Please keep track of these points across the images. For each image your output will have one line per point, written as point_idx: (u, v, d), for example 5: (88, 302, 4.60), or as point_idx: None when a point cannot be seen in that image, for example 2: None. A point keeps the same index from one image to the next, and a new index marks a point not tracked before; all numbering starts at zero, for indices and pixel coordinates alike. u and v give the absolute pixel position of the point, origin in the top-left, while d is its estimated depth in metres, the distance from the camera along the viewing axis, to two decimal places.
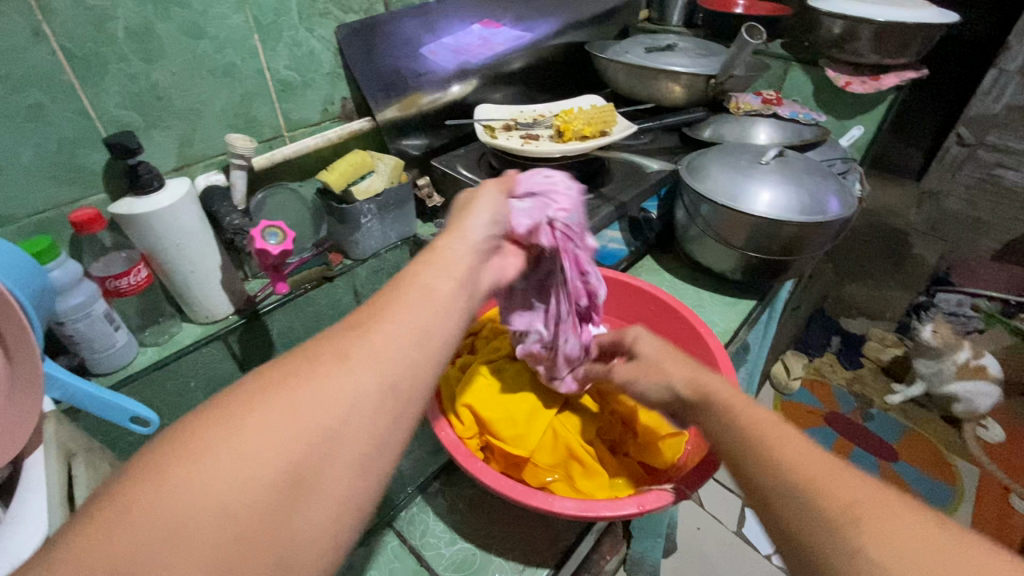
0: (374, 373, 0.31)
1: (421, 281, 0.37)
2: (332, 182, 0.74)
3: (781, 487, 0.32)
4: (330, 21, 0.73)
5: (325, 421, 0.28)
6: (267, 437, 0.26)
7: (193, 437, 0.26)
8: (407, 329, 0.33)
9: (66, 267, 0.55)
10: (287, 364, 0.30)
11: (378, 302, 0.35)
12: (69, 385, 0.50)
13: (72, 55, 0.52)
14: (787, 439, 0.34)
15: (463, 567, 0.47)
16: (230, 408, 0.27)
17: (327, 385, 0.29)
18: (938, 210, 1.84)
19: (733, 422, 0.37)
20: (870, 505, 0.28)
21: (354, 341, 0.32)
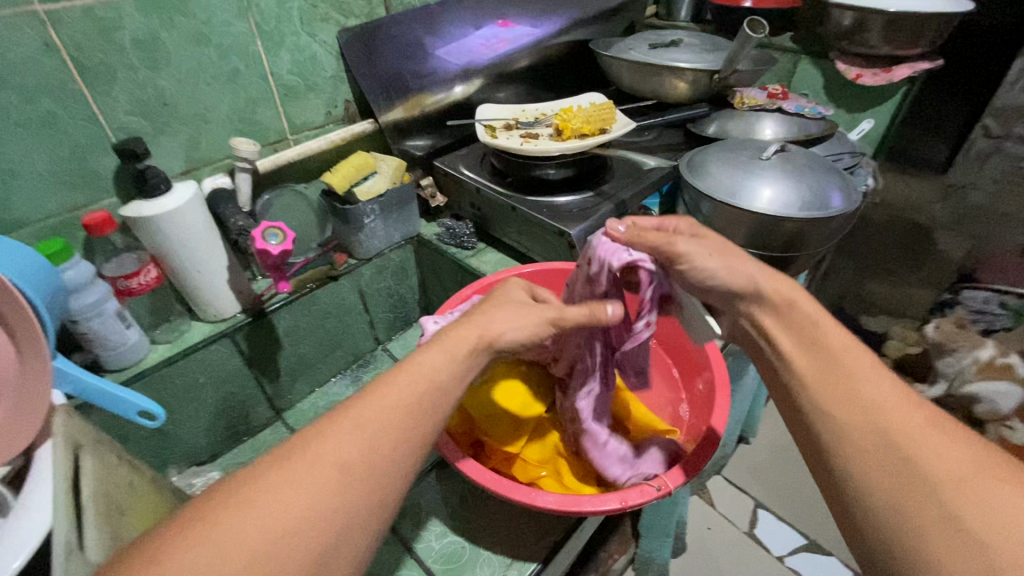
0: (363, 491, 0.31)
1: (420, 376, 0.37)
2: (335, 183, 0.76)
3: (877, 445, 0.35)
4: (331, 26, 0.74)
5: (316, 523, 0.29)
6: (250, 563, 0.27)
7: (195, 527, 0.27)
8: (400, 438, 0.34)
9: (78, 268, 0.58)
10: (275, 468, 0.31)
11: (375, 397, 0.35)
12: (79, 380, 0.52)
13: (82, 65, 0.54)
14: (888, 398, 0.37)
15: (452, 561, 0.48)
16: (212, 526, 0.27)
17: (316, 500, 0.30)
18: (963, 205, 1.61)
19: (826, 371, 0.39)
20: (968, 473, 0.32)
21: (357, 435, 0.33)
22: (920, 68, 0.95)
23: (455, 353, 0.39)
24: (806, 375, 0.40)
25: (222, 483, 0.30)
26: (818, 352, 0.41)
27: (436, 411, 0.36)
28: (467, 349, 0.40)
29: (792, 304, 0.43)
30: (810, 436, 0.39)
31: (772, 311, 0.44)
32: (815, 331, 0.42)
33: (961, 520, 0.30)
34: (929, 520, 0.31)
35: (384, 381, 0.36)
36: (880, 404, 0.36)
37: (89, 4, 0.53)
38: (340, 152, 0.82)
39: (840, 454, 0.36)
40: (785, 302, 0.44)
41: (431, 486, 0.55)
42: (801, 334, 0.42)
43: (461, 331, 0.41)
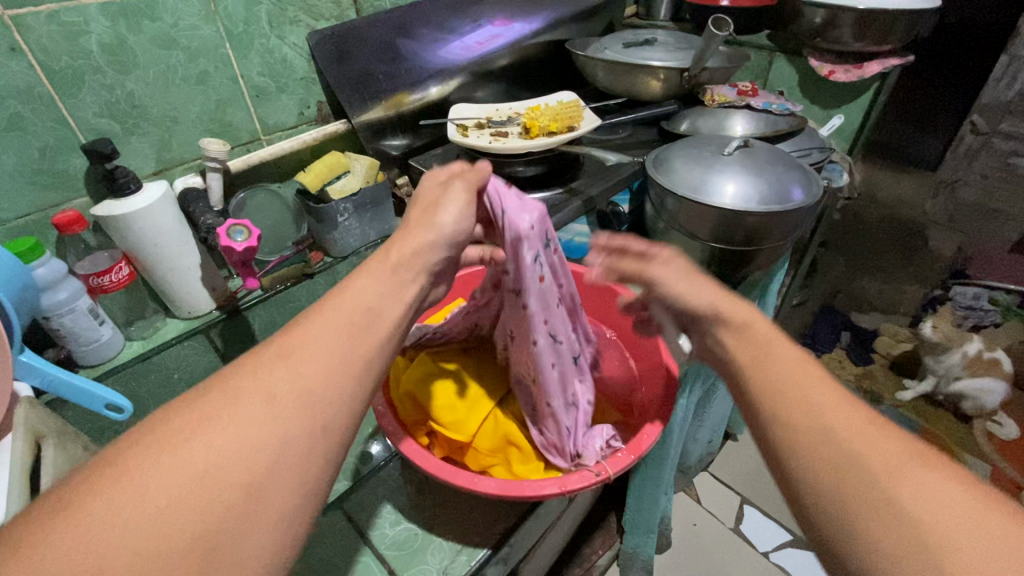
0: (301, 412, 0.31)
1: (353, 300, 0.37)
2: (308, 183, 0.77)
3: (817, 438, 0.34)
4: (301, 28, 0.76)
5: (263, 443, 0.29)
6: (185, 487, 0.26)
7: (127, 462, 0.27)
8: (333, 364, 0.33)
9: (50, 265, 0.59)
10: (197, 408, 0.29)
11: (299, 331, 0.35)
12: (48, 373, 0.54)
13: (49, 68, 0.56)
14: (828, 394, 0.36)
15: (405, 546, 0.49)
16: (125, 470, 0.26)
17: (247, 433, 0.29)
18: (955, 201, 1.71)
19: (761, 371, 0.39)
20: (907, 461, 0.31)
21: (288, 364, 0.32)
22: (891, 64, 0.96)
23: (390, 278, 0.39)
24: (751, 378, 0.39)
25: (134, 432, 0.28)
26: (759, 364, 0.40)
27: (372, 334, 0.36)
28: (391, 267, 0.40)
29: (746, 325, 0.43)
30: (759, 433, 0.38)
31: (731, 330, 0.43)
32: (764, 345, 0.41)
33: (900, 505, 0.29)
34: (870, 508, 0.30)
35: (310, 315, 0.36)
36: (821, 401, 0.35)
37: (54, 9, 0.55)
38: (314, 153, 0.83)
39: (785, 449, 0.35)
40: (742, 322, 0.43)
41: (391, 474, 0.56)
42: (748, 352, 0.41)
43: (396, 252, 0.41)
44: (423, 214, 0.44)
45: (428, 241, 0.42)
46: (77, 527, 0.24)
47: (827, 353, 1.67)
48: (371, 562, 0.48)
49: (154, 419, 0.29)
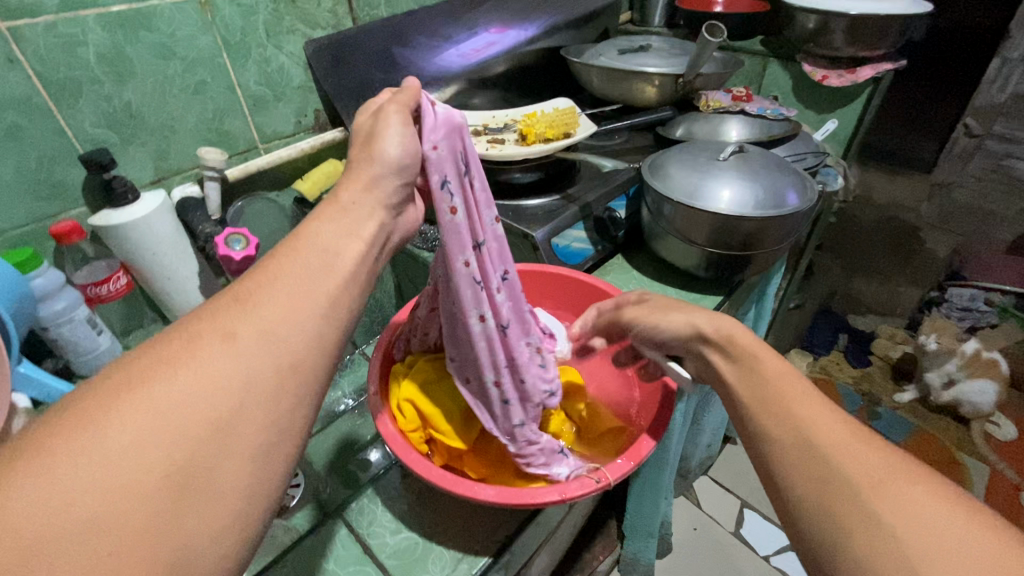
0: (264, 354, 0.30)
1: (314, 244, 0.35)
2: (305, 191, 0.77)
3: (803, 454, 0.34)
4: (298, 38, 0.76)
5: (229, 385, 0.28)
6: (148, 425, 0.26)
7: (86, 406, 0.26)
8: (293, 304, 0.32)
9: (48, 275, 0.59)
10: (156, 353, 0.29)
11: (259, 275, 0.33)
12: (47, 384, 0.54)
13: (46, 79, 0.56)
14: (814, 412, 0.36)
15: (405, 556, 0.49)
16: (85, 413, 0.25)
17: (209, 378, 0.28)
18: (949, 201, 1.81)
19: (750, 388, 0.41)
20: (891, 475, 0.31)
21: (247, 310, 0.31)
22: (883, 69, 0.97)
23: (343, 218, 0.37)
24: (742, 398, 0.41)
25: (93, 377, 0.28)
26: (751, 387, 0.41)
27: (335, 272, 0.35)
28: (341, 210, 0.38)
29: (733, 341, 0.44)
30: (753, 450, 0.39)
31: (719, 348, 0.45)
32: (754, 364, 0.42)
33: (881, 519, 0.29)
34: (851, 521, 0.30)
35: (272, 258, 0.35)
36: (809, 421, 0.36)
37: (51, 20, 0.55)
38: (311, 160, 0.84)
39: (779, 469, 0.35)
40: (726, 339, 0.45)
41: (390, 482, 0.56)
42: (740, 376, 0.42)
43: (346, 192, 0.39)
44: (362, 148, 0.40)
45: (377, 172, 0.39)
46: (40, 469, 0.23)
47: (824, 357, 1.63)
48: (371, 571, 0.48)
49: (113, 365, 0.28)
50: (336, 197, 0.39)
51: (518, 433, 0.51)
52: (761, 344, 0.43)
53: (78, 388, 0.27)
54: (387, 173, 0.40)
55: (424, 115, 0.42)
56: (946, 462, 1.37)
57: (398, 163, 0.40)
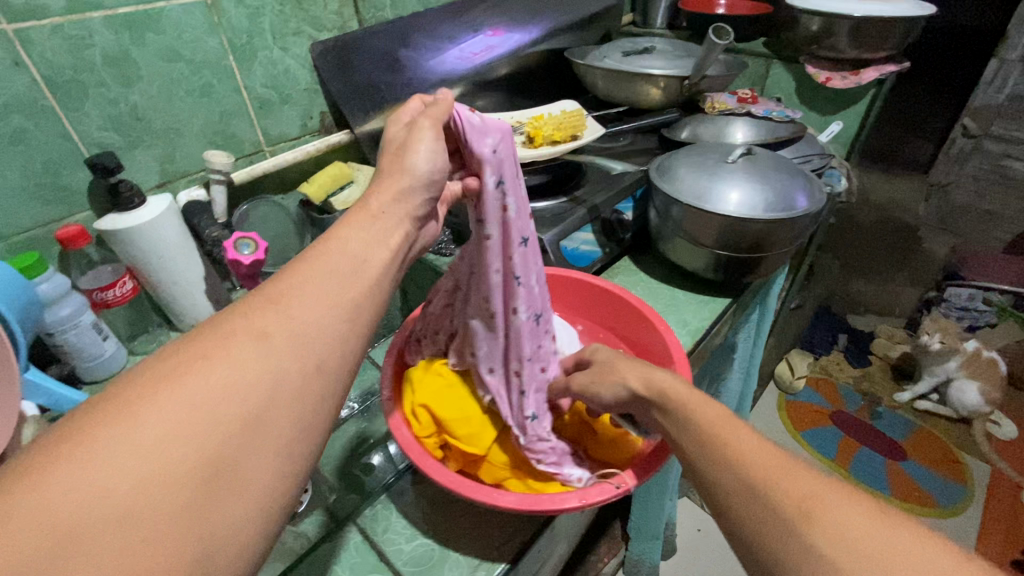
0: (291, 352, 0.31)
1: (340, 249, 0.37)
2: (311, 194, 0.76)
3: (742, 483, 0.35)
4: (304, 39, 0.76)
5: (259, 380, 0.29)
6: (185, 414, 0.27)
7: (127, 395, 0.27)
8: (322, 305, 0.34)
9: (53, 281, 0.58)
10: (191, 349, 0.30)
11: (289, 277, 0.35)
12: (54, 392, 0.53)
13: (52, 82, 0.56)
14: (745, 444, 0.36)
15: (422, 562, 0.49)
16: (126, 403, 0.26)
17: (241, 373, 0.29)
18: (948, 203, 1.75)
19: (689, 430, 0.40)
20: (821, 504, 0.31)
21: (277, 310, 0.32)
22: (887, 70, 0.97)
23: (371, 226, 0.39)
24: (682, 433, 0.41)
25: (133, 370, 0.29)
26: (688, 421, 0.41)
27: (362, 278, 0.36)
28: (370, 217, 0.39)
29: (669, 389, 0.44)
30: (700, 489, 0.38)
31: (668, 396, 0.44)
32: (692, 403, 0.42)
33: (819, 548, 0.30)
34: (793, 554, 0.31)
35: (300, 262, 0.36)
36: (746, 451, 0.36)
37: (58, 23, 0.54)
38: (317, 163, 0.83)
39: (725, 502, 0.35)
40: (664, 391, 0.44)
41: (404, 488, 0.56)
42: (681, 410, 0.42)
43: (377, 200, 0.40)
44: (394, 160, 0.43)
45: (408, 185, 0.41)
46: (85, 455, 0.24)
47: (824, 357, 1.65)
48: None
49: (151, 360, 0.29)
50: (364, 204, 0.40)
51: (531, 428, 0.52)
52: (698, 393, 0.43)
53: (118, 379, 0.28)
54: (416, 184, 0.42)
55: (467, 121, 0.45)
56: (948, 461, 1.38)
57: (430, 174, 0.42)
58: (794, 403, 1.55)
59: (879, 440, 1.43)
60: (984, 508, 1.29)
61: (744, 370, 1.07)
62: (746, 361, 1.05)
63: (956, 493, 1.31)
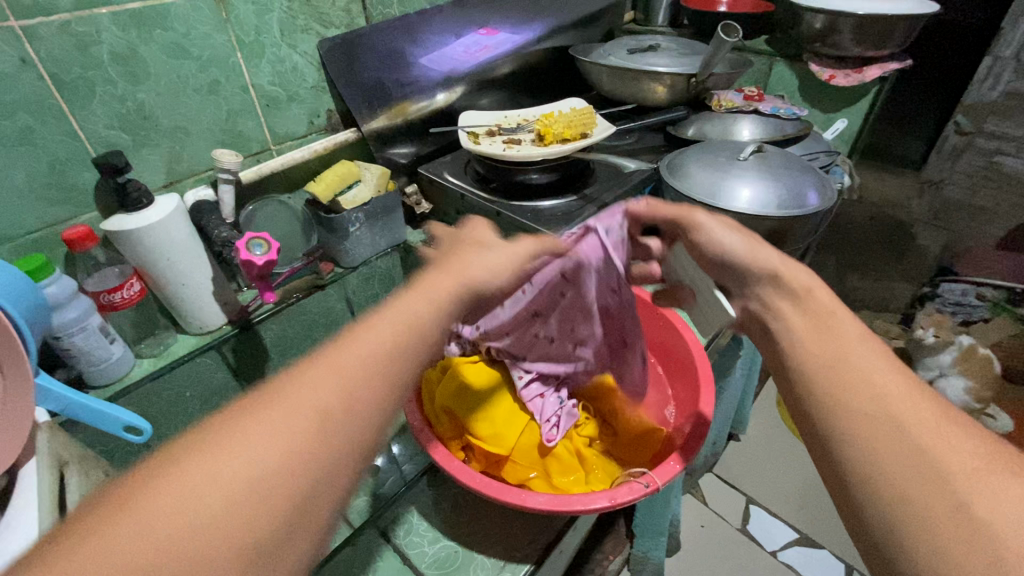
0: (348, 432, 0.30)
1: (404, 317, 0.36)
2: (320, 193, 0.74)
3: (887, 427, 0.33)
4: (312, 37, 0.75)
5: (315, 460, 0.28)
6: (242, 493, 0.25)
7: (184, 464, 0.25)
8: (382, 381, 0.33)
9: (61, 283, 0.57)
10: (249, 417, 0.28)
11: (353, 342, 0.33)
12: (63, 398, 0.51)
13: (59, 79, 0.54)
14: (900, 386, 0.35)
15: (446, 564, 0.49)
16: (182, 475, 0.25)
17: (301, 449, 0.28)
18: (939, 200, 1.74)
19: (825, 349, 0.38)
20: (984, 468, 0.30)
21: (336, 381, 0.31)
22: (890, 69, 0.98)
23: (433, 300, 0.38)
24: (809, 359, 0.39)
25: (185, 431, 0.27)
26: (830, 360, 0.38)
27: (418, 353, 0.36)
28: (455, 291, 0.40)
29: (813, 298, 0.42)
30: (813, 409, 0.37)
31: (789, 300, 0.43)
32: (830, 320, 0.40)
33: (972, 511, 0.28)
34: (938, 510, 0.29)
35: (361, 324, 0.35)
36: (894, 399, 0.34)
37: (66, 19, 0.53)
38: (323, 162, 0.82)
39: (852, 439, 0.34)
40: (805, 293, 0.42)
41: (424, 490, 0.56)
42: (819, 348, 0.39)
43: (444, 278, 0.40)
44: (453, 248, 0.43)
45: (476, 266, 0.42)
46: (126, 536, 0.23)
47: None
48: None
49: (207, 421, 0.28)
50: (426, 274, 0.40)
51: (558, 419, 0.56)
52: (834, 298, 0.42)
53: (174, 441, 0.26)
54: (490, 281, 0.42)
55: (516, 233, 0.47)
56: None
57: (496, 275, 0.42)
58: None
59: None
60: None
61: (748, 368, 1.06)
62: (750, 359, 1.03)
63: None
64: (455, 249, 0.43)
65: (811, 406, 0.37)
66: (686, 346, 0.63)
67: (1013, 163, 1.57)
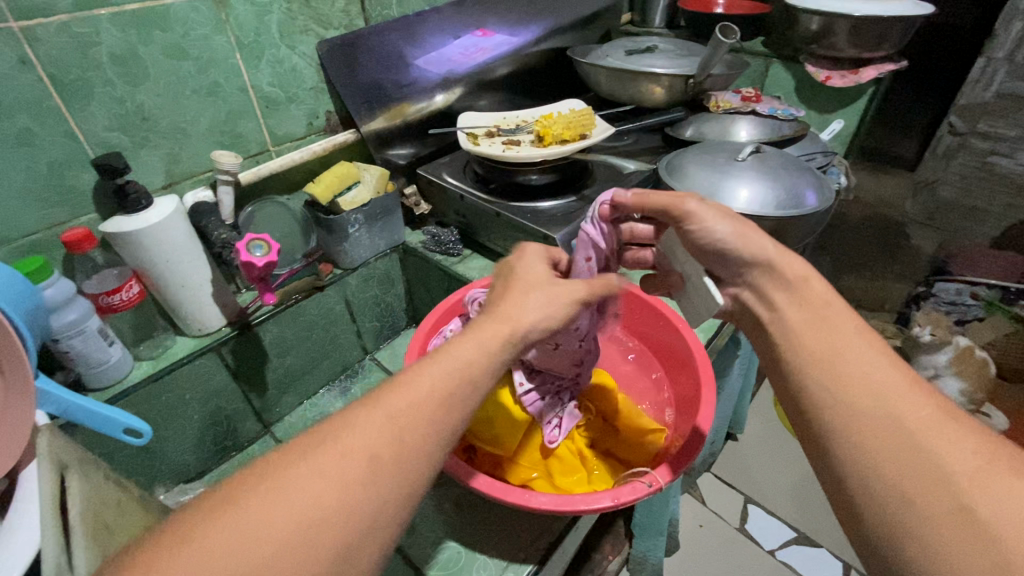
0: (393, 478, 0.32)
1: (454, 362, 0.38)
2: (319, 194, 0.74)
3: (886, 428, 0.33)
4: (311, 38, 0.74)
5: (358, 505, 0.31)
6: (290, 531, 0.28)
7: (244, 500, 0.29)
8: (427, 431, 0.35)
9: (59, 286, 0.57)
10: (302, 461, 0.31)
11: (401, 388, 0.36)
12: (63, 400, 0.51)
13: (58, 80, 0.54)
14: (902, 387, 0.35)
15: (448, 566, 0.50)
16: (243, 509, 0.28)
17: (345, 492, 0.31)
18: (933, 200, 1.77)
19: (823, 348, 0.39)
20: (986, 467, 0.30)
21: (384, 426, 0.34)
22: (885, 70, 0.99)
23: (484, 340, 0.40)
24: (806, 355, 0.39)
25: (249, 468, 0.31)
26: (827, 360, 0.38)
27: (466, 399, 0.37)
28: (502, 339, 0.41)
29: (807, 284, 0.43)
30: (807, 408, 0.38)
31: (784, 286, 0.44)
32: (826, 313, 0.41)
33: (975, 513, 0.28)
34: (939, 513, 0.29)
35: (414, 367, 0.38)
36: (892, 399, 0.34)
37: (65, 20, 0.53)
38: (322, 163, 0.82)
39: (851, 438, 0.34)
40: (801, 280, 0.43)
41: (425, 492, 0.56)
42: (816, 346, 0.39)
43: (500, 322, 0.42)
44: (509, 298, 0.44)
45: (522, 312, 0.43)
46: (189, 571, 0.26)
47: None
48: None
49: (267, 459, 0.32)
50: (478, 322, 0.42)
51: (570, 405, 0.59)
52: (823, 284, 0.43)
53: (239, 477, 0.30)
54: (534, 327, 0.43)
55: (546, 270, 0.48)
56: None
57: (539, 324, 0.43)
58: None
59: None
60: None
61: (746, 367, 1.07)
62: (748, 358, 1.03)
63: None
64: (503, 295, 0.45)
65: (805, 405, 0.38)
66: (686, 345, 0.63)
67: (1006, 164, 1.57)
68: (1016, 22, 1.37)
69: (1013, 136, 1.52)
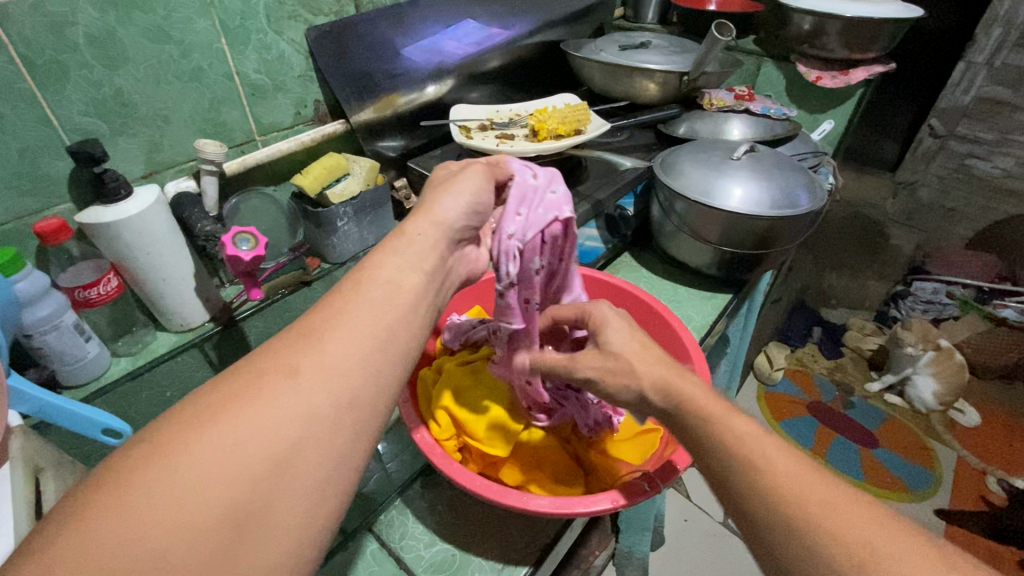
0: (323, 388, 0.31)
1: (375, 285, 0.37)
2: (306, 186, 0.72)
3: (786, 531, 0.32)
4: (300, 24, 0.72)
5: (291, 425, 0.30)
6: (217, 455, 0.27)
7: (165, 440, 0.27)
8: (353, 344, 0.34)
9: (32, 278, 0.53)
10: (222, 390, 0.30)
11: (320, 314, 0.35)
12: (37, 399, 0.48)
13: (31, 62, 0.51)
14: (780, 455, 0.35)
15: (443, 568, 0.49)
16: (162, 446, 0.27)
17: (271, 412, 0.30)
18: (913, 201, 1.79)
19: (716, 422, 0.38)
20: (866, 546, 0.30)
21: (302, 354, 0.32)
22: (874, 71, 1.00)
23: (404, 252, 0.41)
24: (700, 432, 0.38)
25: (162, 413, 0.29)
26: (722, 439, 0.37)
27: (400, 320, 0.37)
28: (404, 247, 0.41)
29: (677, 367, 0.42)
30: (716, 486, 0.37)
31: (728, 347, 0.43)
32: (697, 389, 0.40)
33: None
34: None
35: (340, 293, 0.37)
36: (776, 470, 0.34)
37: None
38: (311, 154, 0.80)
39: (752, 517, 0.34)
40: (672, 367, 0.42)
41: (418, 493, 0.55)
42: (703, 419, 0.38)
43: (412, 228, 0.43)
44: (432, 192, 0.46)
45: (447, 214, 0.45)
46: (123, 501, 0.25)
47: (800, 348, 1.66)
48: None
49: (182, 400, 0.30)
50: (399, 230, 0.43)
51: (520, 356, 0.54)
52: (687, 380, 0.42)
53: (154, 420, 0.29)
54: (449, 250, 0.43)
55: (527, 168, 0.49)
56: (915, 447, 1.39)
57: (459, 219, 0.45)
58: (773, 394, 1.54)
59: (852, 429, 1.43)
60: (951, 494, 1.29)
61: (732, 365, 1.07)
62: (735, 357, 1.04)
63: (925, 483, 1.31)
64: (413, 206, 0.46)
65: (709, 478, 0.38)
66: (681, 343, 0.63)
67: (982, 166, 1.62)
68: (995, 27, 1.41)
69: (990, 140, 1.58)
